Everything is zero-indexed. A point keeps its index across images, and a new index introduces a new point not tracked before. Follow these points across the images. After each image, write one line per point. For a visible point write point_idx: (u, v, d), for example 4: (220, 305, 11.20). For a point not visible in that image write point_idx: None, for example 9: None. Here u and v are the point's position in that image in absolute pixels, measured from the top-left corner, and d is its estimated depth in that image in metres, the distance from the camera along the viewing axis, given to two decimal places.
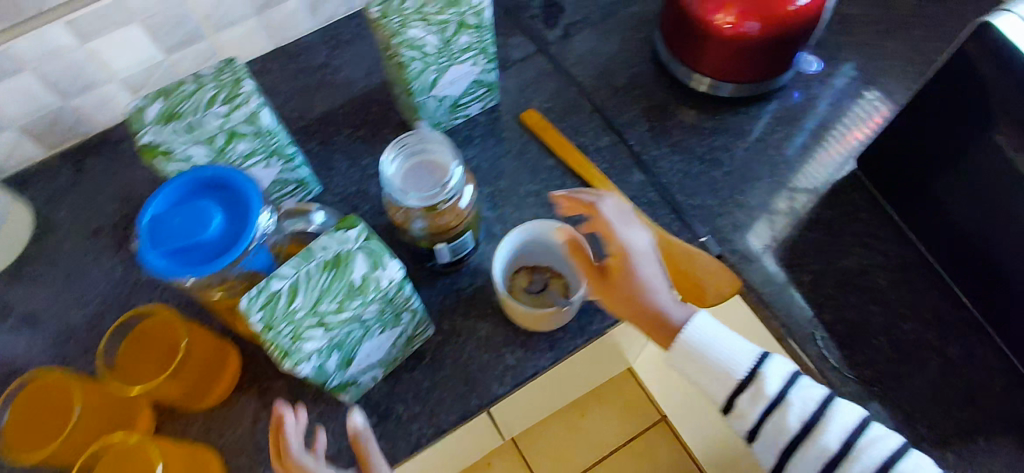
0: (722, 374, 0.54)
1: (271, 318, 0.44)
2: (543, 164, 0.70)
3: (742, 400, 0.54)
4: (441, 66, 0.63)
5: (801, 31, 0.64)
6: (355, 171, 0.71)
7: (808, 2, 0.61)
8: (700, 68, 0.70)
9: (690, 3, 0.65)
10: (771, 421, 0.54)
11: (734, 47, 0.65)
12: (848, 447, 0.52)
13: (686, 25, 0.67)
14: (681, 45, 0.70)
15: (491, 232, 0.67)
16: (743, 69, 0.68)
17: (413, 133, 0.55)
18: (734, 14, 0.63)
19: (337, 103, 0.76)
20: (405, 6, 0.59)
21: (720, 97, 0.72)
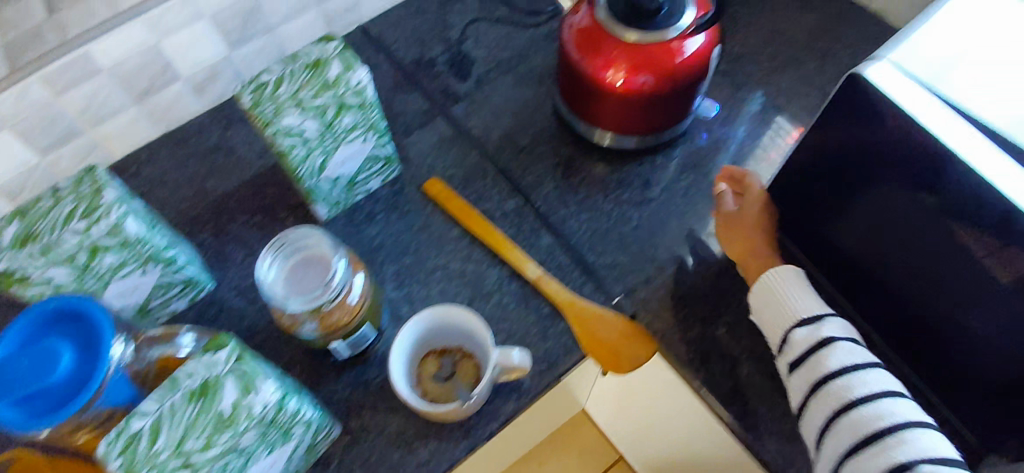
0: (786, 309, 0.55)
1: (131, 463, 0.41)
2: (448, 236, 0.67)
3: (798, 331, 0.54)
4: (326, 149, 0.60)
5: (693, 80, 0.63)
6: (251, 261, 0.67)
7: (693, 52, 0.61)
8: (601, 124, 0.68)
9: (580, 61, 0.63)
10: (810, 361, 0.52)
11: (630, 101, 0.64)
12: (873, 398, 0.49)
13: (579, 81, 0.65)
14: (578, 102, 0.68)
15: (397, 314, 0.63)
16: (644, 121, 0.66)
17: (288, 232, 0.52)
18: (625, 70, 0.61)
19: (232, 188, 0.72)
20: (278, 92, 0.56)
21: (625, 150, 0.71)
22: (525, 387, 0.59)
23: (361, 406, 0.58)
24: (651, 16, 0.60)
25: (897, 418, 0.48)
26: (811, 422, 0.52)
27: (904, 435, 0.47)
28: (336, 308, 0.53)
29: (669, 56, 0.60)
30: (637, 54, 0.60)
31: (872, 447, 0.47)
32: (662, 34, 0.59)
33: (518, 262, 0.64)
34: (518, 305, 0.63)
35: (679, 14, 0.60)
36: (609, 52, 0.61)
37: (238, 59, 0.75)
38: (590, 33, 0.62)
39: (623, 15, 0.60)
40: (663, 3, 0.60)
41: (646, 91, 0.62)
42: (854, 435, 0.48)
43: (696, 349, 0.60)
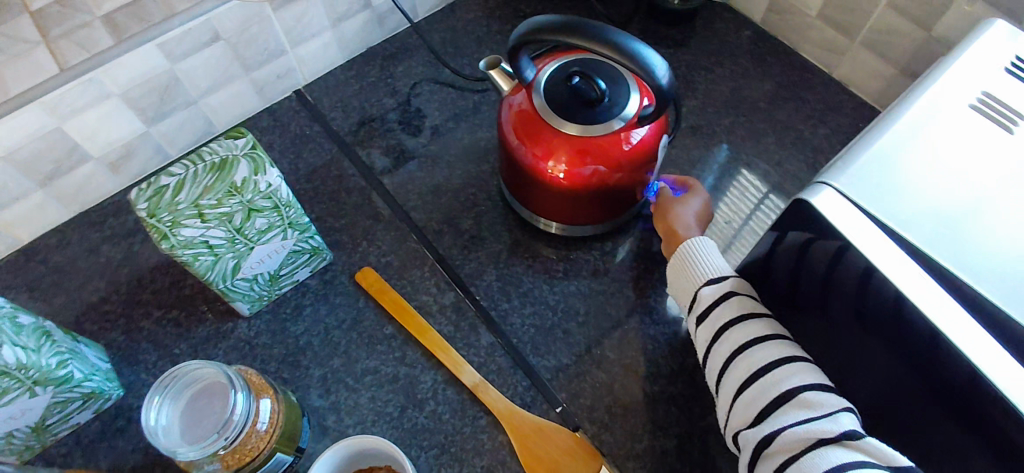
0: (695, 272, 0.53)
1: None
2: (381, 333, 0.62)
3: (704, 288, 0.51)
4: (238, 252, 0.55)
5: (642, 170, 0.58)
6: (165, 363, 0.62)
7: (640, 139, 0.56)
8: (545, 212, 0.63)
9: (519, 150, 0.58)
10: (711, 315, 0.50)
11: (574, 193, 0.59)
12: (762, 340, 0.46)
13: (518, 169, 0.60)
14: (519, 188, 0.63)
15: (323, 425, 0.58)
16: (591, 209, 0.62)
17: (175, 370, 0.47)
18: (565, 162, 0.56)
19: (148, 277, 0.67)
20: (177, 200, 0.50)
21: (573, 234, 0.66)
22: None
23: None
24: (592, 107, 0.55)
25: (782, 353, 0.45)
26: (713, 368, 0.49)
27: (787, 366, 0.44)
28: (245, 439, 0.47)
29: (614, 148, 0.55)
30: (577, 145, 0.55)
31: (758, 382, 0.45)
32: (604, 126, 0.55)
33: (454, 365, 0.60)
34: (454, 415, 0.58)
35: (622, 104, 0.55)
36: (547, 143, 0.56)
37: (158, 134, 0.70)
38: (526, 122, 0.57)
39: (562, 105, 0.55)
40: (605, 93, 0.55)
41: (590, 182, 0.58)
42: (745, 376, 0.46)
43: (644, 464, 0.55)
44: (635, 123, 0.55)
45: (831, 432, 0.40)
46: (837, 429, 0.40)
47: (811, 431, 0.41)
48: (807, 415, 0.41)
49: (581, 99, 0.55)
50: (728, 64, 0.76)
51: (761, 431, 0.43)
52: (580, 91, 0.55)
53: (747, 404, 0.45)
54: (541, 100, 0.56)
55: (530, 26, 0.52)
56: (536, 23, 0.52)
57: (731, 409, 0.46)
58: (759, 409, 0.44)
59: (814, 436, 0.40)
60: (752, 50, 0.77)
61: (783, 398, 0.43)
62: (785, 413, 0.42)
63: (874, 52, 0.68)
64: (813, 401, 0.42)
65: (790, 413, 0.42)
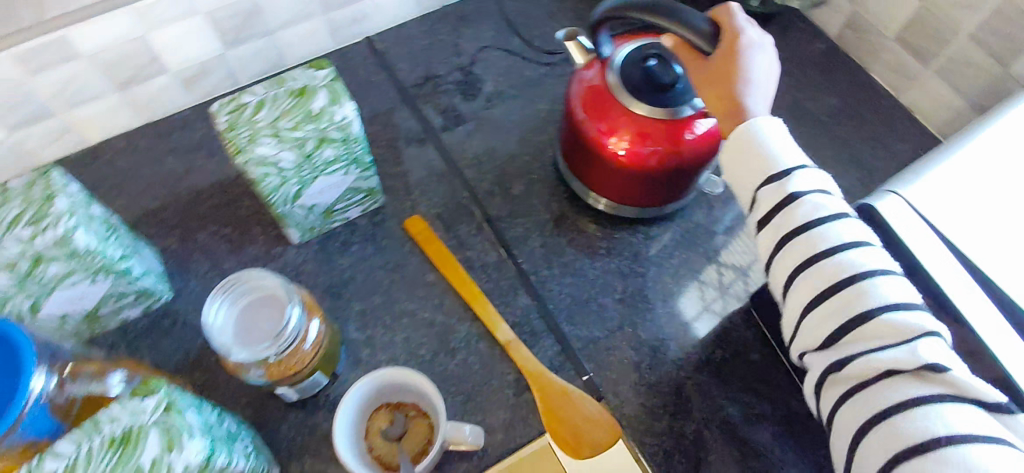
0: (758, 166, 0.46)
1: None
2: (422, 280, 0.64)
3: (764, 189, 0.45)
4: (303, 179, 0.57)
5: (703, 161, 0.59)
6: (214, 275, 0.64)
7: (707, 129, 0.56)
8: (599, 187, 0.65)
9: (584, 124, 0.59)
10: (775, 221, 0.44)
11: (630, 173, 0.60)
12: (841, 251, 0.42)
13: (580, 143, 0.62)
14: (577, 159, 0.64)
15: (356, 357, 0.60)
16: (645, 191, 0.63)
17: (239, 275, 0.49)
18: (628, 140, 0.57)
19: (206, 193, 0.69)
20: (257, 117, 0.53)
21: (620, 213, 0.67)
22: (476, 455, 0.57)
23: (303, 450, 0.57)
24: (666, 91, 0.56)
25: (861, 267, 0.41)
26: (775, 280, 0.45)
27: (862, 285, 0.40)
28: (291, 354, 0.50)
29: (681, 133, 0.56)
30: (642, 126, 0.56)
31: (832, 302, 0.41)
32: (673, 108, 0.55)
33: (490, 321, 0.61)
34: (484, 367, 0.60)
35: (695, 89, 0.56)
36: (613, 120, 0.57)
37: (233, 58, 0.72)
38: (594, 98, 0.58)
39: (635, 83, 0.56)
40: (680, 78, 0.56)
41: (650, 164, 0.58)
42: (815, 290, 0.42)
43: (659, 442, 0.58)
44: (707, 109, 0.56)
45: (906, 362, 0.37)
46: (914, 360, 0.37)
47: (885, 360, 0.38)
48: (885, 343, 0.39)
49: (654, 81, 0.56)
50: (797, 74, 0.77)
51: (830, 359, 0.40)
52: (656, 72, 0.56)
53: (815, 327, 0.41)
54: (614, 78, 0.57)
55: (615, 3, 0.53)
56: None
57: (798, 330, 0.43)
58: (831, 331, 0.41)
59: (887, 365, 0.38)
60: (821, 64, 0.78)
61: (855, 322, 0.40)
62: (860, 339, 0.39)
63: (945, 82, 0.69)
64: (893, 328, 0.38)
65: (865, 341, 0.39)
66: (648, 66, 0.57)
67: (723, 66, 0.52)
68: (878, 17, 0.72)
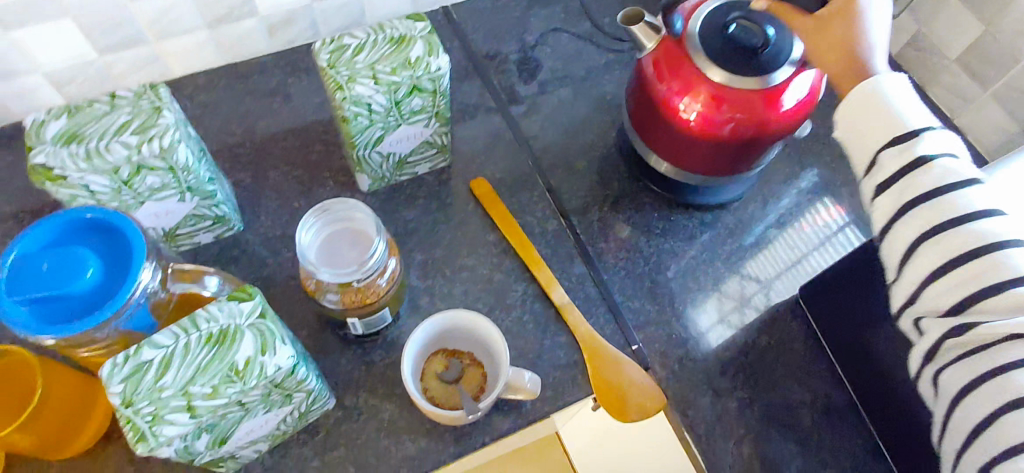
0: (885, 128, 0.46)
1: (130, 394, 0.40)
2: (483, 239, 0.67)
3: (887, 151, 0.45)
4: (387, 125, 0.59)
5: (779, 134, 0.58)
6: (283, 212, 0.66)
7: (784, 105, 0.56)
8: (664, 149, 0.64)
9: (660, 84, 0.59)
10: (899, 185, 0.45)
11: (697, 138, 0.60)
12: (977, 218, 0.42)
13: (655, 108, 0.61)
14: (645, 118, 0.64)
15: (416, 303, 0.63)
16: (715, 160, 0.62)
17: (341, 200, 0.51)
18: (703, 104, 0.57)
19: (281, 135, 0.71)
20: (356, 60, 0.55)
21: (683, 180, 0.67)
22: (524, 408, 0.58)
23: (359, 385, 0.58)
24: (754, 56, 0.55)
25: (998, 235, 0.41)
26: (890, 248, 0.45)
27: (1000, 253, 0.41)
28: (368, 285, 0.51)
29: (761, 102, 0.55)
30: (720, 91, 0.56)
31: (964, 268, 0.41)
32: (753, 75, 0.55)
33: (547, 284, 0.63)
34: (537, 326, 0.62)
35: (781, 60, 0.55)
36: (691, 82, 0.57)
37: (318, 10, 0.74)
38: (672, 59, 0.58)
39: (717, 50, 0.56)
40: (770, 39, 0.55)
41: (724, 131, 0.58)
42: (942, 258, 0.42)
43: (703, 415, 0.60)
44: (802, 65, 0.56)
45: None
46: None
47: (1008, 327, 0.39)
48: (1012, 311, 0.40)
49: (742, 47, 0.56)
50: None
51: (949, 325, 0.42)
52: (741, 38, 0.56)
53: (937, 295, 0.42)
54: (695, 43, 0.57)
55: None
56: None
57: (916, 296, 0.44)
58: (955, 298, 0.42)
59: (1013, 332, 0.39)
60: None
61: (980, 292, 0.41)
62: (983, 306, 0.41)
63: (1002, 106, 0.71)
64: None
65: (989, 310, 0.41)
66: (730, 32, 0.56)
67: (840, 27, 0.53)
68: (944, 40, 0.75)
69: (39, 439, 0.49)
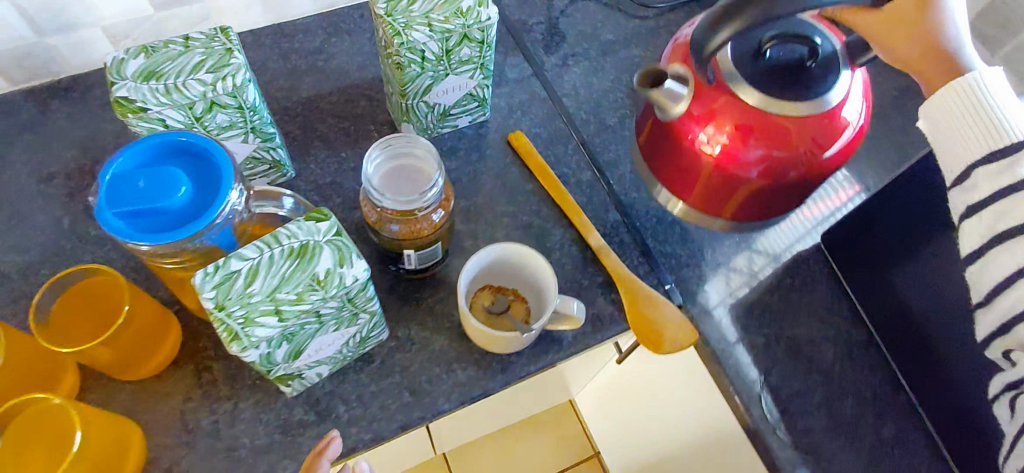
0: (989, 133, 0.48)
1: (222, 298, 0.44)
2: (522, 188, 0.70)
3: (985, 168, 0.48)
4: (437, 73, 0.62)
5: (805, 174, 0.58)
6: (332, 162, 0.70)
7: (813, 139, 0.55)
8: (684, 181, 0.65)
9: (685, 117, 0.59)
10: (999, 211, 0.48)
11: (720, 172, 0.60)
12: None
13: (680, 139, 0.61)
14: (664, 149, 0.64)
15: (460, 245, 0.66)
16: (737, 193, 0.62)
17: (402, 135, 0.54)
18: (729, 137, 0.56)
19: (326, 91, 0.74)
20: (412, 9, 0.58)
21: (704, 213, 0.67)
22: (565, 341, 0.62)
23: (410, 318, 0.62)
24: (804, 70, 0.54)
25: None
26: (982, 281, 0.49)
27: None
28: (425, 218, 0.55)
29: (789, 136, 0.55)
30: (748, 123, 0.55)
31: None
32: (791, 104, 0.54)
33: (583, 228, 0.67)
34: (576, 267, 0.66)
35: (828, 86, 0.54)
36: (719, 117, 0.56)
37: None
38: (701, 91, 0.57)
39: (751, 76, 0.54)
40: (818, 46, 0.54)
41: (748, 165, 0.57)
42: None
43: (732, 350, 0.64)
44: (851, 62, 0.55)
45: None
46: None
47: None
48: None
49: (788, 65, 0.54)
50: None
51: None
52: (782, 59, 0.54)
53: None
54: (726, 74, 0.55)
55: (734, 28, 0.48)
56: (750, 13, 0.47)
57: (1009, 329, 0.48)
58: None
59: None
60: None
61: None
62: None
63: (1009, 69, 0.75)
64: None
65: None
66: (768, 57, 0.54)
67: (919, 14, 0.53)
68: None
69: (118, 355, 0.52)
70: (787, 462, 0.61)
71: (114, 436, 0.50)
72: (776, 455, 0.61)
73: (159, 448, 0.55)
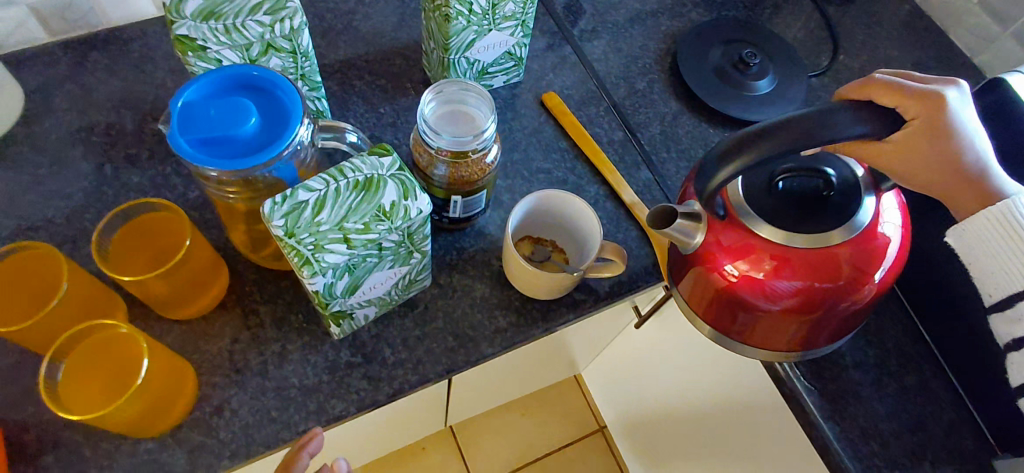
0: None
1: (292, 226, 0.45)
2: (556, 145, 0.72)
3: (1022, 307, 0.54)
4: (481, 28, 0.63)
5: (850, 304, 0.53)
6: (371, 117, 0.71)
7: (856, 265, 0.51)
8: (715, 319, 0.58)
9: (713, 250, 0.54)
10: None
11: (757, 305, 0.54)
12: None
13: (701, 279, 0.56)
14: (689, 287, 0.58)
15: (498, 200, 0.68)
16: (770, 332, 0.56)
17: (454, 81, 0.56)
18: (765, 271, 0.52)
19: (362, 49, 0.75)
20: None
21: (741, 349, 0.59)
22: (602, 291, 0.64)
23: (451, 266, 0.63)
24: (822, 201, 0.50)
25: None
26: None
27: None
28: (476, 161, 0.56)
29: (830, 263, 0.50)
30: (781, 254, 0.51)
31: None
32: (824, 234, 0.50)
33: (617, 184, 0.69)
34: (611, 221, 0.68)
35: (859, 204, 0.51)
36: (749, 249, 0.52)
37: None
38: (726, 228, 0.53)
39: (773, 212, 0.51)
40: (832, 176, 0.50)
41: (788, 298, 0.52)
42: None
43: None
44: (877, 186, 0.52)
45: None
46: None
47: None
48: None
49: (806, 197, 0.51)
50: (887, 25, 0.86)
51: None
52: (799, 191, 0.51)
53: None
54: (748, 206, 0.52)
55: (738, 165, 0.45)
56: (760, 151, 0.44)
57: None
58: None
59: None
60: (910, 21, 0.86)
61: None
62: None
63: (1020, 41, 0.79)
64: None
65: None
66: (782, 188, 0.51)
67: (941, 147, 0.53)
68: None
69: (175, 290, 0.53)
70: (815, 407, 0.63)
71: (174, 369, 0.51)
72: (804, 401, 0.63)
73: (207, 385, 0.56)
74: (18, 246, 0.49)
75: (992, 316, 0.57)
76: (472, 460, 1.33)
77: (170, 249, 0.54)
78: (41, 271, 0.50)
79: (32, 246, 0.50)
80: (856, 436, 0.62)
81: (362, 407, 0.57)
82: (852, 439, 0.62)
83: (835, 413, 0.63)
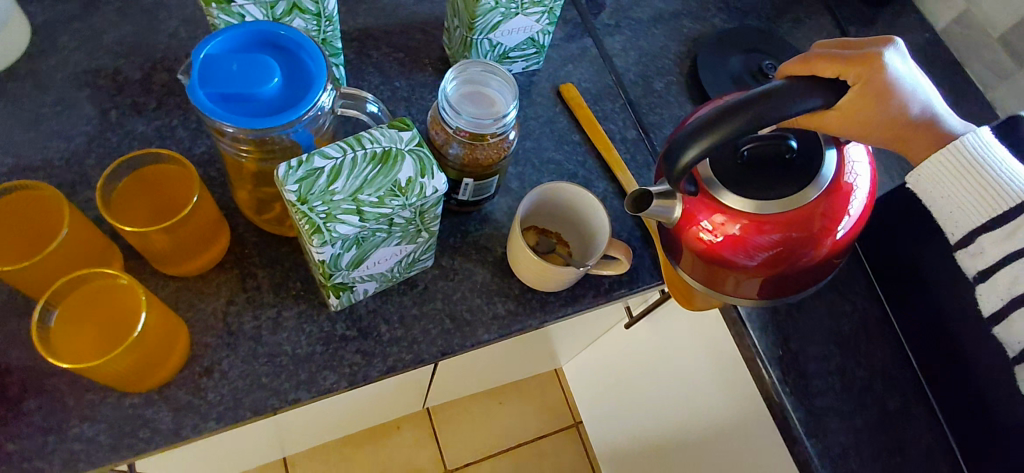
0: (993, 198, 0.52)
1: (305, 192, 0.44)
2: (569, 138, 0.71)
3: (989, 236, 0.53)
4: (508, 11, 0.63)
5: (822, 247, 0.52)
6: (385, 90, 0.70)
7: (826, 213, 0.50)
8: (699, 274, 0.58)
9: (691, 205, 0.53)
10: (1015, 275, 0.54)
11: (736, 256, 0.53)
12: None
13: (679, 234, 0.56)
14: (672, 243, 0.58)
15: (507, 186, 0.67)
16: (749, 285, 0.56)
17: (480, 62, 0.55)
18: (741, 224, 0.51)
19: (383, 19, 0.74)
20: None
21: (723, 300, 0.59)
22: (603, 288, 0.64)
23: (454, 249, 0.63)
24: (786, 164, 0.50)
25: None
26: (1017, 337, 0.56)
27: None
28: (494, 145, 0.55)
29: (803, 214, 0.50)
30: (755, 208, 0.50)
31: None
32: (797, 189, 0.50)
33: (626, 182, 0.69)
34: (617, 219, 0.68)
35: (824, 160, 0.50)
36: (727, 206, 0.51)
37: None
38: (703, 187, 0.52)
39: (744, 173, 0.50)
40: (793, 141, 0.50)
41: (765, 248, 0.52)
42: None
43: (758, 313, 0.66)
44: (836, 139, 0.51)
45: None
46: None
47: None
48: None
49: (770, 164, 0.50)
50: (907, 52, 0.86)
51: None
52: (763, 160, 0.50)
53: None
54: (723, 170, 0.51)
55: (707, 145, 0.44)
56: (728, 132, 0.43)
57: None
58: None
59: None
60: (930, 50, 0.87)
61: None
62: None
63: None
64: None
65: None
66: (747, 157, 0.50)
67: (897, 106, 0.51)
68: (992, 18, 0.82)
69: (177, 246, 0.52)
70: (799, 422, 0.63)
71: (171, 325, 0.50)
72: (789, 415, 0.64)
73: (197, 345, 0.55)
74: (21, 185, 0.48)
75: (956, 253, 0.56)
76: (445, 443, 1.33)
77: (175, 203, 0.53)
78: (41, 213, 0.49)
79: (31, 187, 0.48)
80: (836, 454, 0.63)
81: (353, 381, 0.57)
82: (832, 455, 0.63)
83: (819, 429, 0.64)
